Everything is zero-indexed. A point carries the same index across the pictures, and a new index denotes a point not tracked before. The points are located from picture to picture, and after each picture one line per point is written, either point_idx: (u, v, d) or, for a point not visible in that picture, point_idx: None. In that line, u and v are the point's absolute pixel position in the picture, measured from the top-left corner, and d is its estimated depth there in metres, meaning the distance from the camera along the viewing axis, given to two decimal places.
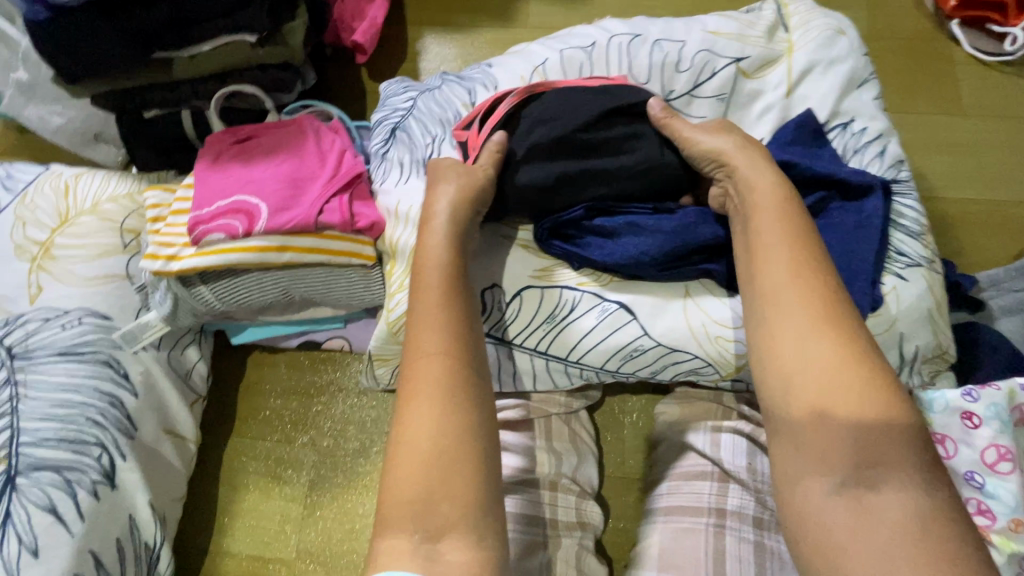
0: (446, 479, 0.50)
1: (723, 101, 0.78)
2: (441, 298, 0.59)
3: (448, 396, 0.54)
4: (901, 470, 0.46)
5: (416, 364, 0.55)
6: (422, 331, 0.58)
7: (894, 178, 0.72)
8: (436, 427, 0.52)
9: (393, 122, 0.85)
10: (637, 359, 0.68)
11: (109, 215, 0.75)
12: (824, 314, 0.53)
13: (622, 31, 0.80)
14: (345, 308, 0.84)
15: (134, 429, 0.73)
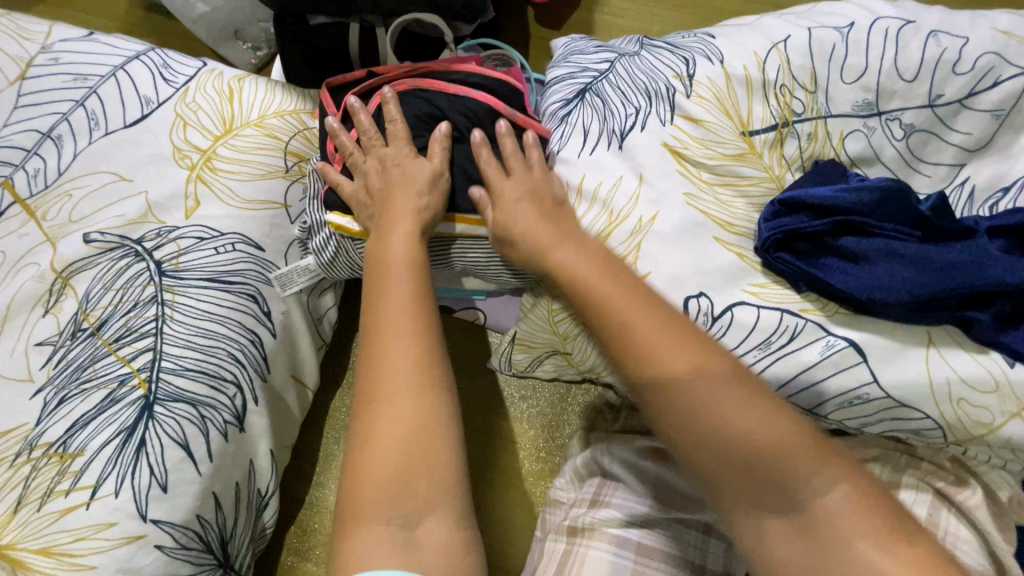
0: (423, 464, 0.44)
1: (998, 119, 0.64)
2: (402, 268, 0.54)
3: (421, 373, 0.47)
4: (818, 465, 0.42)
5: (388, 338, 0.48)
6: (385, 308, 0.51)
7: None
8: (422, 410, 0.46)
9: (584, 81, 0.74)
10: (855, 407, 0.59)
11: (275, 132, 0.67)
12: (681, 342, 0.46)
13: (890, 14, 0.67)
14: (497, 287, 0.76)
15: (267, 371, 0.67)
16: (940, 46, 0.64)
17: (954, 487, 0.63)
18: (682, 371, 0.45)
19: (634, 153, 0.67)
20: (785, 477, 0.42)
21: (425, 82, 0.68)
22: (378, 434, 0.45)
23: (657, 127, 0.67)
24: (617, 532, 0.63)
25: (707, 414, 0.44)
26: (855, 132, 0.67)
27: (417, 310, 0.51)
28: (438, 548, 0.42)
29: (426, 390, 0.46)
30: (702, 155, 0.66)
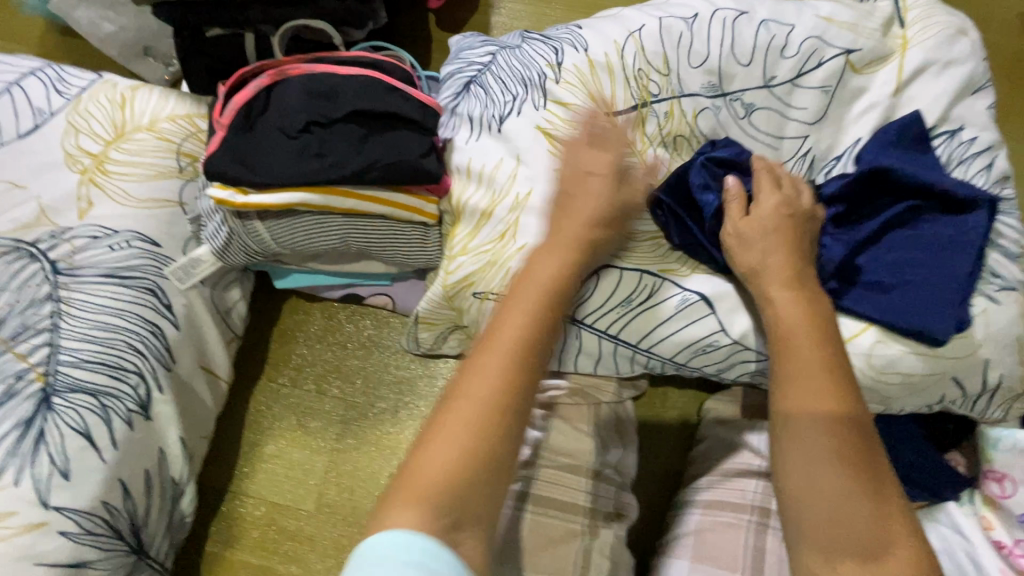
0: (491, 468, 0.44)
1: (827, 94, 0.71)
2: (537, 295, 0.52)
3: (515, 390, 0.46)
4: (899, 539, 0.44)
5: (501, 347, 0.47)
6: (501, 325, 0.49)
7: (999, 194, 0.68)
8: (500, 405, 0.45)
9: (468, 75, 0.77)
10: (708, 354, 0.66)
11: (167, 135, 0.72)
12: (835, 386, 0.49)
13: (728, 5, 0.73)
14: (398, 266, 0.81)
15: (172, 361, 0.70)
16: (769, 32, 0.71)
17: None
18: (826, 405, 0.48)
19: (511, 137, 0.72)
20: (835, 498, 0.45)
21: (319, 65, 0.72)
22: (439, 441, 0.44)
23: (530, 112, 0.72)
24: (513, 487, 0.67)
25: (798, 454, 0.48)
26: (706, 109, 0.73)
27: (534, 323, 0.49)
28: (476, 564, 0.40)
29: (516, 402, 0.45)
30: (570, 135, 0.72)
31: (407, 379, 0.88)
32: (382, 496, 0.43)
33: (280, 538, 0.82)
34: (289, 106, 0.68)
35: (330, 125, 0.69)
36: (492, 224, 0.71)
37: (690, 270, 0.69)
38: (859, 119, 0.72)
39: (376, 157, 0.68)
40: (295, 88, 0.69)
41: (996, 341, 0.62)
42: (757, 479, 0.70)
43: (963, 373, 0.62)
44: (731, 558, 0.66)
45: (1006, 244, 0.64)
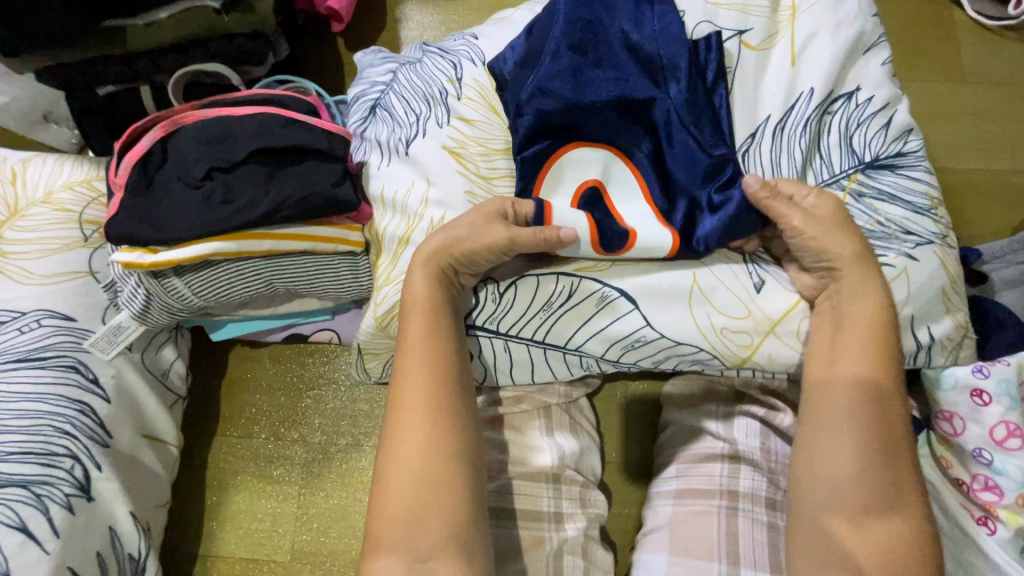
0: (434, 500, 0.52)
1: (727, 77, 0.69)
2: (425, 366, 0.57)
3: (434, 419, 0.55)
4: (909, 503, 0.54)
5: (404, 417, 0.55)
6: (405, 340, 0.59)
7: (903, 150, 0.68)
8: (431, 402, 0.56)
9: (373, 99, 0.78)
10: (639, 349, 0.66)
11: (65, 205, 0.69)
12: (883, 359, 0.57)
13: None
14: (333, 299, 0.79)
15: (109, 436, 0.68)
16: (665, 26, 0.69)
17: (772, 413, 0.72)
18: (868, 371, 0.57)
19: (418, 160, 0.71)
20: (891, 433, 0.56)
21: (213, 110, 0.69)
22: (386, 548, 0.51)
23: (435, 129, 0.72)
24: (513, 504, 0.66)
25: (823, 425, 0.57)
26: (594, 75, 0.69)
27: (435, 327, 0.59)
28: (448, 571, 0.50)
29: (436, 430, 0.54)
30: (476, 152, 0.71)
31: (364, 414, 0.86)
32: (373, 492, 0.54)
33: None
34: (185, 156, 0.66)
35: (236, 168, 0.67)
36: (410, 249, 0.70)
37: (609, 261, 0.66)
38: (770, 94, 0.69)
39: (290, 192, 0.67)
40: (191, 138, 0.67)
41: (920, 293, 0.63)
42: (722, 461, 0.69)
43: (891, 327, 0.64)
44: (705, 546, 0.65)
45: (912, 200, 0.66)
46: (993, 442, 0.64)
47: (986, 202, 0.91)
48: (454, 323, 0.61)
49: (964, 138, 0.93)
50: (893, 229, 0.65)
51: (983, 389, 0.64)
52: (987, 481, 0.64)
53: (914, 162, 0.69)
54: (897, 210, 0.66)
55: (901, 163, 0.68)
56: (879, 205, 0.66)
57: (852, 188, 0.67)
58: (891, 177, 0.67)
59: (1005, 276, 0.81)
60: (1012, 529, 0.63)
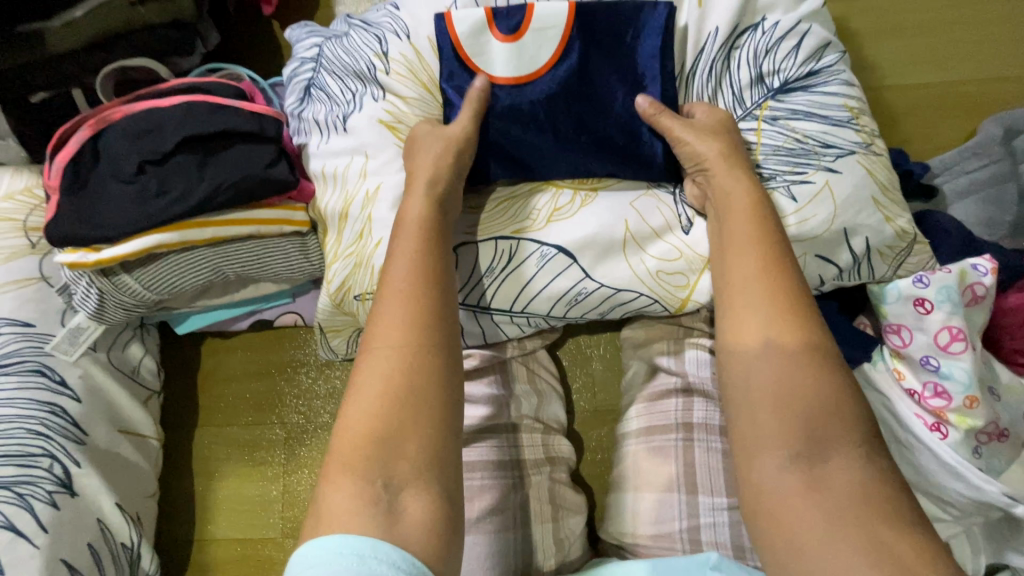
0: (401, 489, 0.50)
1: None
2: (399, 364, 0.55)
3: (402, 412, 0.53)
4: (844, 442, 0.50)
5: (358, 415, 0.53)
6: (375, 335, 0.57)
7: (813, 70, 0.67)
8: (395, 379, 0.54)
9: (306, 77, 0.78)
10: (582, 303, 0.67)
11: (8, 214, 0.70)
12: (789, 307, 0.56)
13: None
14: (289, 281, 0.80)
15: (85, 434, 0.70)
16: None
17: None
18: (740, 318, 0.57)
19: (356, 134, 0.72)
20: (807, 384, 0.52)
21: (140, 102, 0.69)
22: (321, 529, 0.48)
23: (372, 105, 0.73)
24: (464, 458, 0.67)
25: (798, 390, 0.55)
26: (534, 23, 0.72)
27: (421, 283, 0.59)
28: (413, 514, 0.49)
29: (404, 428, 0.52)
30: (413, 122, 0.73)
31: (337, 390, 0.88)
32: (322, 475, 0.52)
33: (256, 569, 0.83)
34: (116, 153, 0.67)
35: (167, 159, 0.67)
36: (351, 224, 0.72)
37: (547, 220, 0.67)
38: (709, 9, 0.66)
39: (223, 176, 0.67)
40: (121, 134, 0.67)
41: (847, 206, 0.63)
42: (676, 396, 0.71)
43: (826, 249, 0.64)
44: (665, 477, 0.67)
45: (828, 115, 0.66)
46: (940, 348, 0.65)
47: (938, 115, 0.90)
48: (438, 263, 0.61)
49: (912, 52, 0.92)
50: (812, 146, 0.65)
51: (925, 298, 0.65)
52: (937, 387, 0.65)
53: (830, 77, 0.67)
54: (814, 126, 0.65)
55: (813, 83, 0.67)
56: (794, 125, 0.66)
57: (764, 116, 0.67)
58: (804, 97, 0.66)
59: (955, 187, 0.81)
60: (963, 430, 0.65)
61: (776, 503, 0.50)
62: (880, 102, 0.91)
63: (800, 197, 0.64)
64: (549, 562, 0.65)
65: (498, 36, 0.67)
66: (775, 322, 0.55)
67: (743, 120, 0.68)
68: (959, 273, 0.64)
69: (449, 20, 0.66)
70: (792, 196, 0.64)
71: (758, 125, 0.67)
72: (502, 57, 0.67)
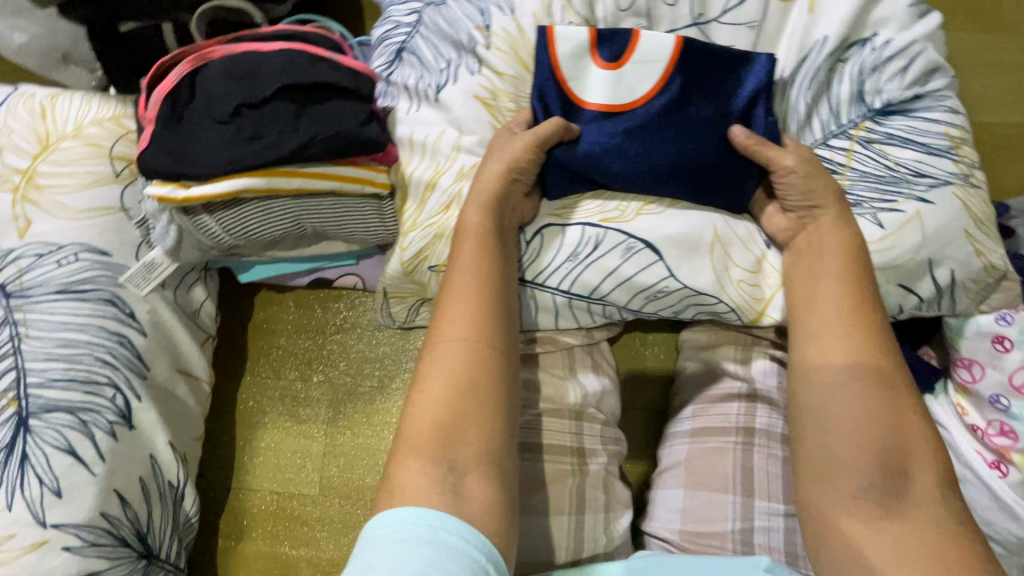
0: (471, 471, 0.51)
1: (753, 31, 0.68)
2: (466, 353, 0.56)
3: (470, 398, 0.54)
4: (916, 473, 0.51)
5: (427, 400, 0.54)
6: (444, 323, 0.58)
7: (917, 94, 0.66)
8: (462, 371, 0.55)
9: (398, 41, 0.77)
10: (660, 300, 0.67)
11: (94, 139, 0.69)
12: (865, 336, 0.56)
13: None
14: (359, 243, 0.80)
15: (146, 368, 0.70)
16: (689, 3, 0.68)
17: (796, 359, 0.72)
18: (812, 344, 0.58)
19: (449, 106, 0.73)
20: (882, 421, 0.53)
21: (241, 44, 0.69)
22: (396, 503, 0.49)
23: (467, 78, 0.73)
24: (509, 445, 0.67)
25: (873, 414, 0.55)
26: None
27: (486, 280, 0.60)
28: (478, 495, 0.50)
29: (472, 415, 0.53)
30: (508, 102, 0.73)
31: (388, 356, 0.88)
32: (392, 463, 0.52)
33: (291, 523, 0.84)
34: (213, 92, 0.66)
35: (262, 104, 0.66)
36: (437, 195, 0.72)
37: (635, 213, 0.67)
38: (822, 19, 0.66)
39: (317, 129, 0.66)
40: (219, 73, 0.66)
41: (940, 235, 0.63)
42: (739, 401, 0.70)
43: (909, 278, 0.64)
44: (721, 480, 0.68)
45: (927, 142, 0.65)
46: (1012, 388, 0.64)
47: (1018, 156, 0.89)
48: (503, 259, 0.63)
49: (1001, 89, 0.91)
50: (904, 174, 0.64)
51: (1005, 336, 0.65)
52: (1002, 426, 0.65)
53: (934, 103, 0.66)
54: (910, 153, 0.65)
55: (913, 108, 0.66)
56: (888, 151, 0.65)
57: (859, 136, 0.66)
58: (903, 122, 0.66)
59: None
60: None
61: (837, 525, 0.52)
62: None
63: (887, 224, 0.63)
64: (597, 546, 0.65)
65: (599, 60, 0.67)
66: (857, 358, 0.55)
67: (836, 136, 0.67)
68: None
69: (553, 35, 0.66)
70: (879, 223, 0.63)
71: (850, 145, 0.67)
72: (600, 81, 0.67)
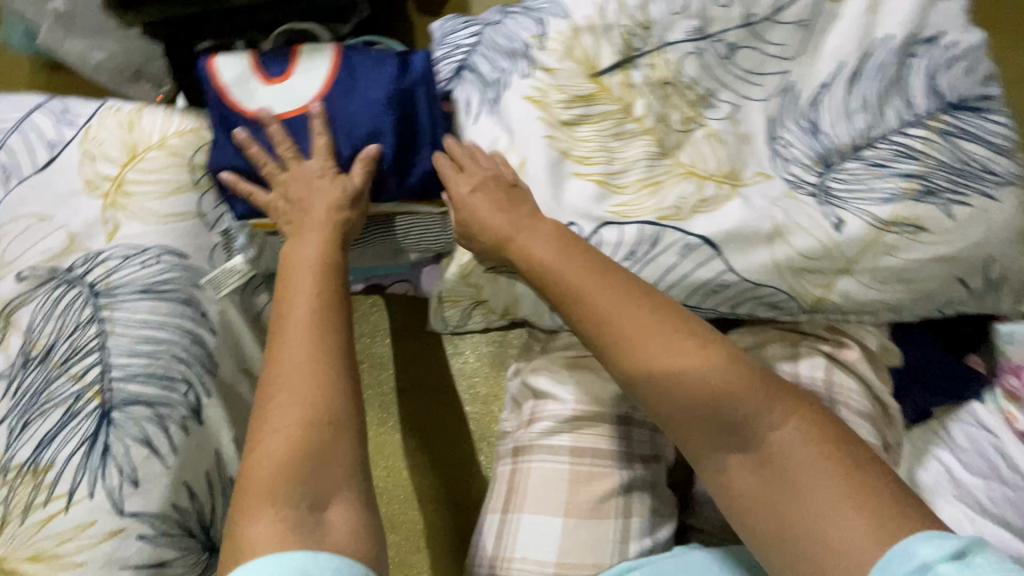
0: (324, 476, 0.50)
1: (802, 28, 0.73)
2: (308, 365, 0.54)
3: (313, 420, 0.51)
4: (822, 483, 0.47)
5: (274, 414, 0.52)
6: (288, 335, 0.56)
7: (988, 95, 0.69)
8: (308, 410, 0.51)
9: (459, 60, 0.82)
10: (720, 294, 0.69)
11: (177, 150, 0.75)
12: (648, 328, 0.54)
13: None
14: (419, 252, 0.84)
15: (216, 366, 0.73)
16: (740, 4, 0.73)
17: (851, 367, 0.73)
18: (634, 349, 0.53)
19: (505, 113, 0.74)
20: (737, 478, 0.51)
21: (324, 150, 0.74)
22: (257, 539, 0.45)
23: (519, 82, 0.74)
24: (551, 440, 0.72)
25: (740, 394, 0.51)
26: (689, 54, 0.74)
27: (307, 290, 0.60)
28: (340, 530, 0.47)
29: (310, 433, 0.50)
30: (557, 98, 0.73)
31: None
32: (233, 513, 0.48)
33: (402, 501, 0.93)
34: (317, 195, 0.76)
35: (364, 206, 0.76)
36: None
37: (692, 210, 0.68)
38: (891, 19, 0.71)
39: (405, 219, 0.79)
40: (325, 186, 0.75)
41: (997, 237, 0.65)
42: None
43: (965, 274, 0.66)
44: None
45: (995, 141, 0.67)
46: None
47: None
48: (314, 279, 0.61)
49: None
50: (977, 169, 0.66)
51: None
52: None
53: (999, 107, 0.69)
54: (980, 148, 0.67)
55: (984, 109, 0.68)
56: (963, 144, 0.67)
57: (937, 127, 0.68)
58: (975, 119, 0.68)
59: None
60: None
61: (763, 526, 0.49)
62: None
63: (957, 215, 0.65)
64: (645, 542, 0.69)
65: None
66: (749, 406, 0.51)
67: (913, 125, 0.68)
68: None
69: None
70: (952, 214, 0.64)
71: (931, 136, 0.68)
72: None
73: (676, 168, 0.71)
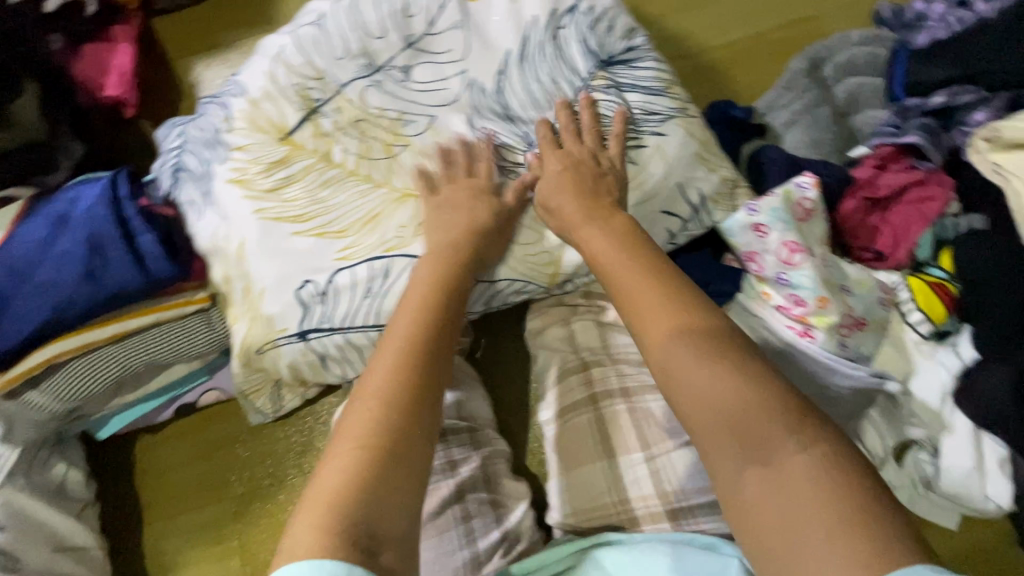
0: (378, 505, 0.45)
1: (460, 29, 0.77)
2: (405, 376, 0.53)
3: (377, 444, 0.48)
4: (783, 446, 0.44)
5: (339, 452, 0.48)
6: (372, 365, 0.55)
7: (630, 47, 0.77)
8: (370, 426, 0.49)
9: (172, 163, 0.80)
10: (463, 300, 0.73)
11: None
12: (673, 300, 0.54)
13: (307, 20, 0.77)
14: (199, 358, 0.82)
15: (18, 560, 0.71)
16: (395, 30, 0.76)
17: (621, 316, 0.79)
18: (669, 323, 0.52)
19: (220, 202, 0.74)
20: (742, 478, 0.45)
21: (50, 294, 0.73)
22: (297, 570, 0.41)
23: (221, 168, 0.74)
24: None
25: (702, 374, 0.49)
26: (368, 88, 0.76)
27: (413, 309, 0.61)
28: None
29: (361, 462, 0.47)
30: (260, 173, 0.73)
31: (274, 451, 0.88)
32: (290, 526, 0.45)
33: None
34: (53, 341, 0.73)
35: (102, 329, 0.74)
36: (236, 287, 0.74)
37: (412, 232, 0.71)
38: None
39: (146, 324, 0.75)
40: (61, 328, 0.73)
41: (676, 164, 0.72)
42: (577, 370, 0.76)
43: (668, 203, 0.73)
44: (584, 446, 0.72)
45: (647, 85, 0.75)
46: (784, 263, 0.72)
47: (755, 60, 0.99)
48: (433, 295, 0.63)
49: (724, 14, 1.01)
50: (638, 114, 0.74)
51: (760, 223, 0.71)
52: (793, 298, 0.72)
53: (643, 53, 0.77)
54: (636, 95, 0.75)
55: (630, 59, 0.77)
56: (622, 96, 0.75)
57: (598, 87, 0.75)
58: (626, 70, 0.76)
59: (782, 121, 0.90)
60: (824, 329, 0.72)
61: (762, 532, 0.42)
62: (708, 61, 0.99)
63: (634, 160, 0.73)
64: (492, 536, 0.69)
65: None
66: (784, 408, 0.45)
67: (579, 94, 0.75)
68: (782, 194, 0.71)
69: None
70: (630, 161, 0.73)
71: (595, 97, 0.75)
72: None
73: (388, 194, 0.74)
